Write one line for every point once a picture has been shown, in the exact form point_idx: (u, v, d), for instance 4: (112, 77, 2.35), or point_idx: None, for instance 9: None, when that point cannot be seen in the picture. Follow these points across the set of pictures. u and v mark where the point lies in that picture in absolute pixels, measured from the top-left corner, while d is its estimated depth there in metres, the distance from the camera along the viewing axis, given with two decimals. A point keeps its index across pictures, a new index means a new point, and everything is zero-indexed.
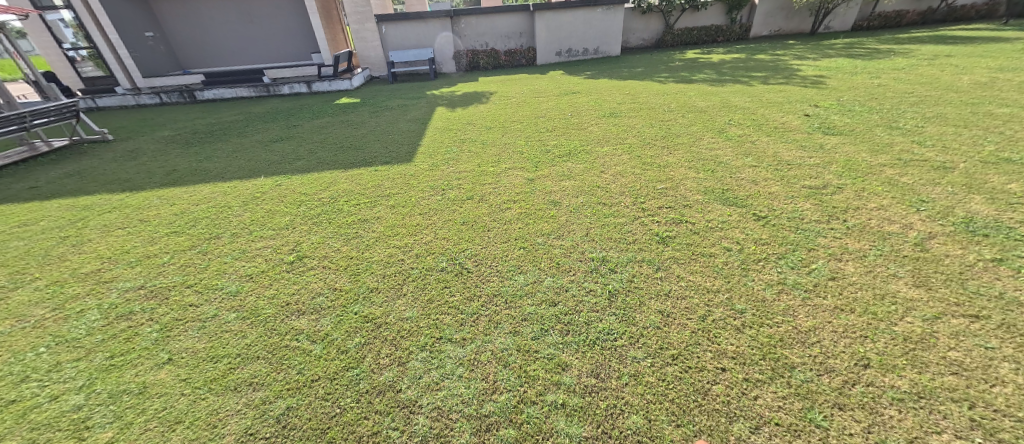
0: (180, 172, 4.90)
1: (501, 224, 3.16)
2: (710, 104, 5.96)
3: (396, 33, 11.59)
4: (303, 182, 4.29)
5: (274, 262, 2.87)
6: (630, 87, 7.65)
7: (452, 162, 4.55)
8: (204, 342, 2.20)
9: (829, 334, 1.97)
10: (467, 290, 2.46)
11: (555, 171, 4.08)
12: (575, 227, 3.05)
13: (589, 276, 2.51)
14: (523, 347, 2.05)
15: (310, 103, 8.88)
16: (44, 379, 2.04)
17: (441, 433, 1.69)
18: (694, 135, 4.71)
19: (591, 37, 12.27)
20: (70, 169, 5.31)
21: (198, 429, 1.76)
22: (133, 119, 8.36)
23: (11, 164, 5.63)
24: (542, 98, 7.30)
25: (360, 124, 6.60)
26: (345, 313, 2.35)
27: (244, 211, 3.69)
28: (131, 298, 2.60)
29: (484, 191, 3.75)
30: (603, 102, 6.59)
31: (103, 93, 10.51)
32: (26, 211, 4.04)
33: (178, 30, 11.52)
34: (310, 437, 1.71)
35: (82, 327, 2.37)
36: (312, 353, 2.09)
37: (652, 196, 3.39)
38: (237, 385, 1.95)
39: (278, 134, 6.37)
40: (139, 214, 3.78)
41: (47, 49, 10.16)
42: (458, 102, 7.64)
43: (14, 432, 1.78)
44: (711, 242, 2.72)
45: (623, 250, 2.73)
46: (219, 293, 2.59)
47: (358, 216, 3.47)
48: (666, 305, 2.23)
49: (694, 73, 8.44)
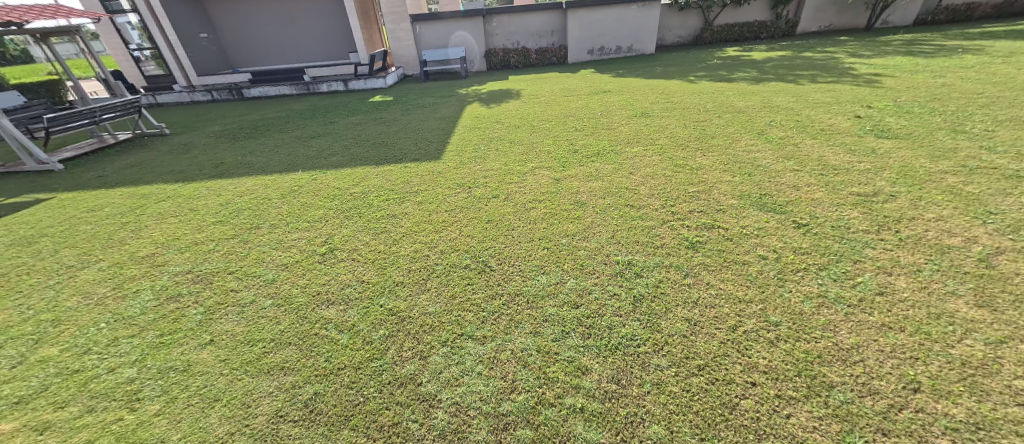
0: (226, 165, 5.19)
1: (525, 224, 3.14)
2: (751, 104, 5.67)
3: (429, 32, 11.81)
4: (337, 177, 4.45)
5: (307, 253, 3.00)
6: (664, 86, 7.43)
7: (479, 160, 4.58)
8: (242, 326, 2.33)
9: (874, 353, 1.83)
10: (489, 288, 2.48)
11: (582, 171, 4.02)
12: (601, 229, 2.99)
13: (613, 280, 2.45)
14: (543, 348, 2.03)
15: (346, 100, 9.21)
16: (103, 352, 2.22)
17: (459, 429, 1.71)
18: (730, 137, 4.51)
19: (625, 35, 12.01)
20: (131, 161, 5.77)
21: (234, 408, 1.86)
22: (188, 115, 8.97)
23: (82, 155, 6.18)
24: (572, 97, 7.21)
25: (392, 121, 6.78)
26: (371, 305, 2.41)
27: (282, 203, 3.87)
28: (180, 281, 2.79)
29: (510, 190, 3.75)
30: (635, 102, 6.44)
31: (162, 90, 11.31)
32: (93, 198, 4.42)
33: (230, 31, 12.23)
34: (334, 423, 1.77)
35: (137, 306, 2.57)
36: (339, 343, 2.17)
37: (683, 199, 3.28)
38: (270, 369, 2.04)
39: (316, 130, 6.65)
40: (189, 203, 4.05)
41: (116, 49, 11.04)
42: (486, 102, 7.66)
43: (77, 399, 1.95)
44: (745, 250, 2.59)
45: (650, 254, 2.65)
46: (258, 280, 2.73)
47: (386, 211, 3.56)
48: (693, 313, 2.15)
49: (734, 72, 8.07)
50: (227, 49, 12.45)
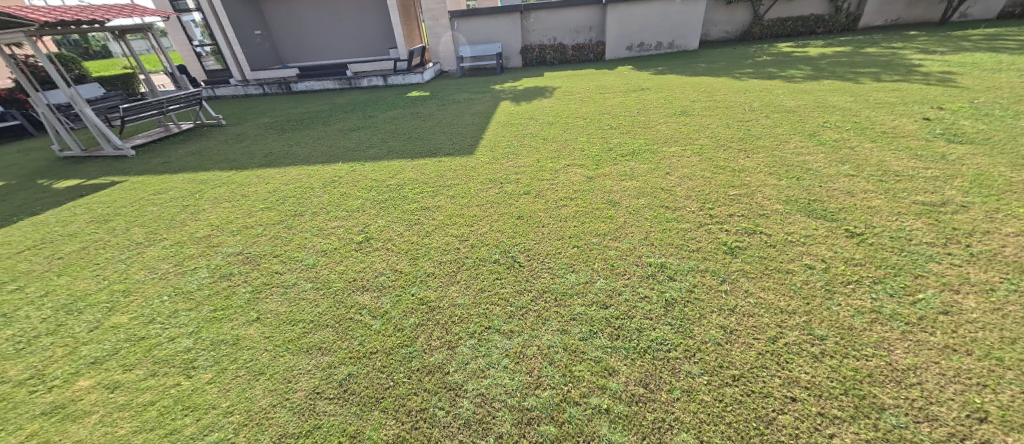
0: (275, 155, 5.51)
1: (556, 221, 3.13)
2: (802, 104, 5.33)
3: (468, 28, 11.93)
4: (374, 169, 4.61)
5: (345, 241, 3.14)
6: (706, 83, 7.12)
7: (511, 157, 4.59)
8: (285, 306, 2.48)
9: (934, 376, 1.69)
10: (517, 283, 2.49)
11: (616, 170, 3.94)
12: (633, 229, 2.92)
13: (645, 282, 2.40)
14: (570, 347, 2.03)
15: (385, 95, 9.49)
16: (164, 322, 2.43)
17: (484, 420, 1.74)
18: (778, 138, 4.26)
19: (667, 30, 11.60)
20: (192, 149, 6.24)
21: (276, 382, 1.98)
22: (242, 107, 9.58)
23: (151, 142, 6.76)
24: (608, 95, 7.07)
25: (428, 116, 6.92)
26: (403, 294, 2.50)
27: (324, 193, 4.06)
28: (232, 261, 3.00)
29: (542, 187, 3.75)
30: (674, 100, 6.22)
31: (220, 84, 12.13)
32: (159, 182, 4.83)
33: (282, 28, 12.92)
34: (366, 404, 1.84)
35: (195, 282, 2.80)
36: (372, 328, 2.26)
37: (723, 202, 3.14)
38: (309, 348, 2.16)
39: (356, 123, 6.91)
40: (241, 190, 4.34)
41: (181, 45, 11.93)
42: (520, 98, 7.63)
43: (142, 364, 2.15)
44: (790, 258, 2.45)
45: (685, 257, 2.57)
46: (300, 264, 2.89)
47: (420, 204, 3.65)
48: (729, 321, 2.06)
49: (785, 69, 7.61)
50: (278, 45, 13.16)
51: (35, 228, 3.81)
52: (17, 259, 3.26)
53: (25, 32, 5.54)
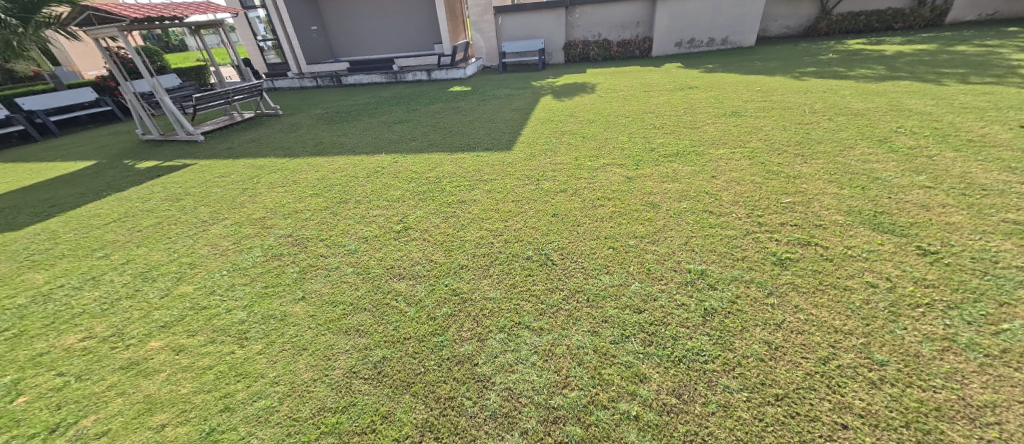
0: (324, 144, 5.82)
1: (592, 221, 3.08)
2: (872, 106, 4.88)
3: (512, 24, 11.93)
4: (415, 161, 4.75)
5: (385, 229, 3.27)
6: (762, 82, 6.70)
7: (549, 154, 4.56)
8: (328, 288, 2.62)
9: (1017, 417, 1.50)
10: (549, 281, 2.48)
11: (657, 171, 3.81)
12: (673, 234, 2.81)
13: (682, 289, 2.31)
14: (600, 349, 1.99)
15: (429, 89, 9.72)
16: (223, 294, 2.65)
17: (509, 414, 1.75)
18: (842, 143, 3.93)
19: (721, 25, 11.00)
20: (252, 136, 6.72)
21: (317, 358, 2.10)
22: (297, 99, 10.18)
23: (217, 129, 7.35)
24: (653, 93, 6.84)
25: (469, 111, 7.01)
26: (437, 284, 2.56)
27: (368, 182, 4.24)
28: (283, 242, 3.21)
29: (578, 186, 3.69)
30: (725, 99, 5.90)
31: (278, 76, 12.92)
32: (222, 166, 5.24)
33: (336, 24, 13.56)
34: (397, 388, 1.91)
35: (250, 259, 3.03)
36: (406, 314, 2.33)
37: (774, 210, 2.94)
38: (348, 329, 2.27)
39: (400, 116, 7.13)
40: (293, 176, 4.62)
41: (246, 40, 12.82)
42: (561, 95, 7.54)
43: (203, 330, 2.35)
44: (848, 274, 2.26)
45: (727, 266, 2.44)
46: (343, 249, 3.05)
47: (457, 197, 3.72)
48: (774, 336, 1.94)
49: (854, 68, 7.00)
50: (332, 40, 13.82)
51: (119, 203, 4.26)
52: (104, 230, 3.67)
53: (118, 27, 6.14)
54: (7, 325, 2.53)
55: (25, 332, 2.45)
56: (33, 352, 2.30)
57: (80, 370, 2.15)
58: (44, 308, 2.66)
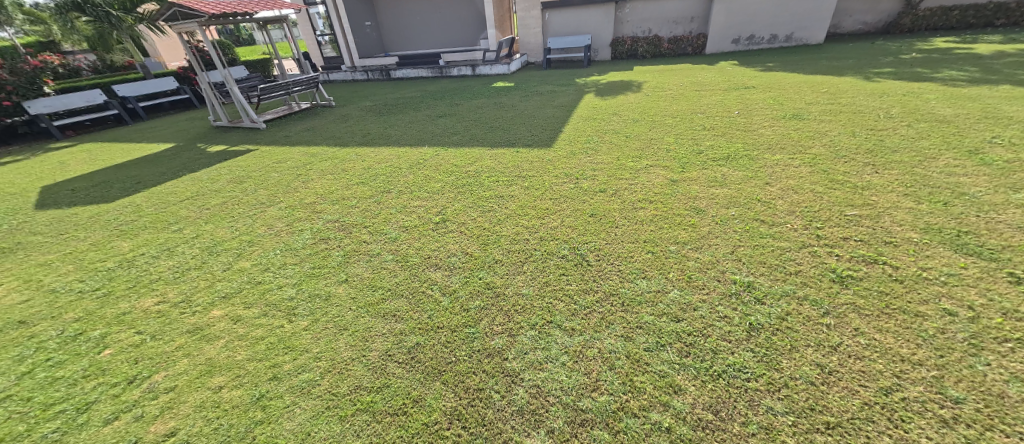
0: (371, 135, 6.08)
1: (630, 223, 2.99)
2: (962, 112, 4.35)
3: (559, 19, 11.80)
4: (456, 155, 4.83)
5: (424, 220, 3.36)
6: (829, 83, 6.17)
7: (590, 152, 4.48)
8: (369, 273, 2.74)
9: None
10: (583, 282, 2.44)
11: (704, 174, 3.63)
12: (718, 242, 2.67)
13: (726, 301, 2.18)
14: (633, 355, 1.94)
15: (473, 84, 9.84)
16: (276, 271, 2.85)
17: (537, 412, 1.75)
18: (922, 153, 3.54)
19: (786, 21, 10.24)
20: (307, 126, 7.14)
21: (357, 338, 2.21)
22: (349, 91, 10.67)
23: (278, 118, 7.87)
24: (704, 92, 6.51)
25: (511, 107, 7.03)
26: (472, 276, 2.60)
27: (410, 173, 4.38)
28: (330, 226, 3.40)
29: (619, 186, 3.59)
30: (786, 101, 5.50)
31: (333, 69, 13.59)
32: (280, 153, 5.61)
33: (388, 20, 14.07)
34: (429, 375, 1.96)
35: (300, 240, 3.23)
36: (441, 304, 2.39)
37: (835, 223, 2.71)
38: (385, 314, 2.36)
39: (444, 110, 7.29)
40: (342, 165, 4.86)
41: (306, 34, 13.59)
42: (605, 93, 7.38)
43: (257, 303, 2.54)
44: (921, 298, 2.04)
45: (778, 280, 2.28)
46: (384, 237, 3.17)
47: (495, 192, 3.74)
48: (828, 360, 1.80)
49: (940, 69, 6.28)
50: (383, 35, 14.35)
51: (192, 183, 4.69)
52: (179, 206, 4.05)
53: (198, 22, 6.75)
54: (99, 285, 2.88)
55: (113, 293, 2.77)
56: (118, 311, 2.59)
57: (154, 330, 2.40)
58: (128, 273, 2.99)
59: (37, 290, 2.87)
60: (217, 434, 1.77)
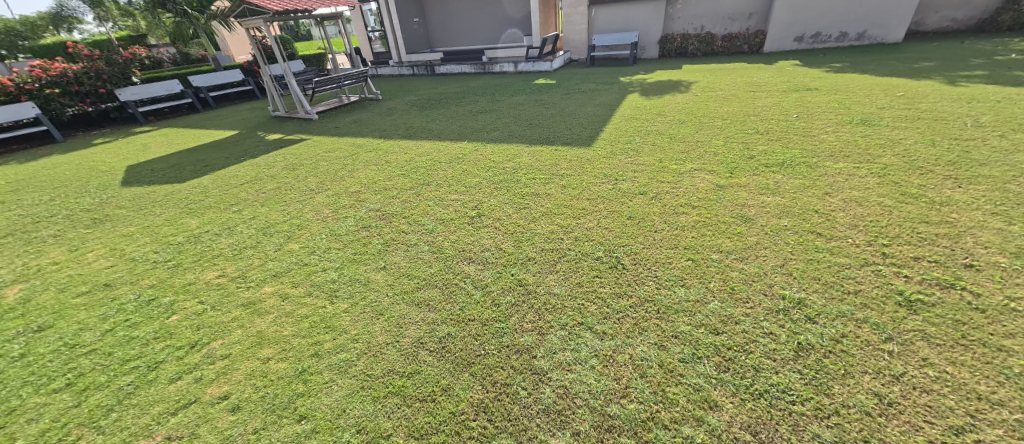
0: (414, 129, 6.25)
1: (670, 228, 2.88)
2: None
3: (606, 16, 11.53)
4: (495, 151, 4.87)
5: (460, 213, 3.41)
6: (906, 87, 5.61)
7: (631, 153, 4.35)
8: (406, 262, 2.83)
9: None
10: (618, 286, 2.38)
11: (754, 181, 3.43)
12: (767, 253, 2.51)
13: (772, 317, 2.05)
14: (666, 365, 1.87)
15: (515, 81, 9.86)
16: (321, 255, 3.02)
17: (563, 412, 1.73)
18: (1017, 168, 3.13)
19: (859, 18, 9.40)
20: (356, 118, 7.47)
21: (392, 324, 2.29)
22: (395, 86, 11.03)
23: (329, 110, 8.29)
24: (759, 94, 6.12)
25: (551, 104, 6.97)
26: (504, 272, 2.62)
27: (449, 167, 4.46)
28: (372, 215, 3.54)
29: (660, 190, 3.47)
30: (853, 105, 5.06)
31: (381, 63, 14.09)
32: (329, 143, 5.92)
33: (436, 17, 14.40)
34: (458, 365, 2.00)
35: (344, 227, 3.39)
36: (473, 297, 2.43)
37: (905, 241, 2.47)
38: (419, 302, 2.44)
39: (485, 106, 7.37)
40: (385, 156, 5.05)
41: (359, 31, 14.19)
42: (650, 92, 7.14)
43: (303, 284, 2.70)
44: (1007, 332, 1.81)
45: (834, 299, 2.11)
46: (422, 228, 3.25)
47: (532, 189, 3.73)
48: (888, 390, 1.64)
49: None
50: (430, 31, 14.69)
51: (251, 168, 5.05)
52: (239, 189, 4.38)
53: (264, 19, 7.25)
54: (170, 257, 3.18)
55: (181, 264, 3.06)
56: (184, 281, 2.85)
57: (214, 301, 2.61)
58: (194, 247, 3.28)
59: (120, 257, 3.21)
60: (264, 402, 1.90)
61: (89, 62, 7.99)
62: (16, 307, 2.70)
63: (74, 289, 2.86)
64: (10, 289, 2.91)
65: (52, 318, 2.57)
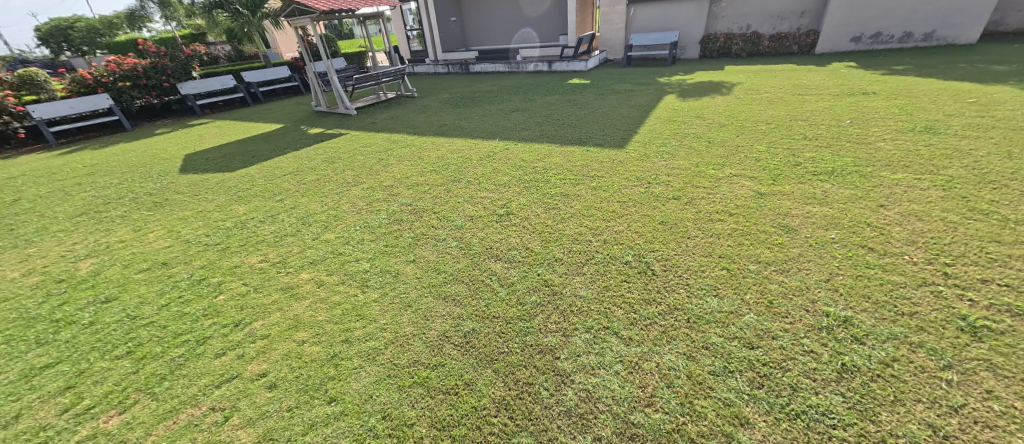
0: (447, 126, 6.36)
1: (705, 235, 2.78)
2: None
3: (645, 15, 11.24)
4: (526, 150, 4.87)
5: (489, 211, 3.44)
6: (980, 93, 5.11)
7: (665, 156, 4.23)
8: (434, 256, 2.89)
9: None
10: (647, 292, 2.32)
11: (799, 189, 3.24)
12: (810, 267, 2.37)
13: (813, 334, 1.93)
14: (695, 377, 1.81)
15: (548, 80, 9.81)
16: (354, 245, 3.13)
17: (585, 417, 1.71)
18: None
19: (927, 16, 8.65)
20: (392, 114, 7.70)
21: (419, 316, 2.34)
22: (431, 83, 11.25)
23: (367, 106, 8.58)
24: (808, 97, 5.78)
25: (584, 104, 6.89)
26: (530, 271, 2.62)
27: (480, 165, 4.50)
28: (404, 209, 3.63)
29: (695, 195, 3.35)
30: (916, 111, 4.67)
31: (418, 61, 14.41)
32: (366, 138, 6.13)
33: (473, 16, 14.57)
34: (481, 361, 2.02)
35: (377, 220, 3.50)
36: (498, 294, 2.45)
37: (971, 261, 2.26)
38: (446, 297, 2.48)
39: (517, 105, 7.38)
40: (419, 152, 5.16)
41: (398, 29, 14.58)
42: (689, 93, 6.89)
43: (337, 273, 2.82)
44: None
45: (884, 320, 1.96)
46: (451, 224, 3.30)
47: (561, 189, 3.70)
48: (945, 422, 1.51)
49: None
50: (467, 30, 14.89)
51: (294, 160, 5.32)
52: (282, 179, 4.63)
53: (311, 18, 7.58)
54: (219, 240, 3.40)
55: (229, 247, 3.27)
56: (231, 263, 3.05)
57: (257, 284, 2.78)
58: (241, 232, 3.50)
59: (176, 238, 3.48)
60: (298, 381, 2.00)
61: (156, 58, 8.69)
62: (88, 279, 2.98)
63: (136, 265, 3.12)
64: (83, 263, 3.21)
65: (117, 291, 2.82)
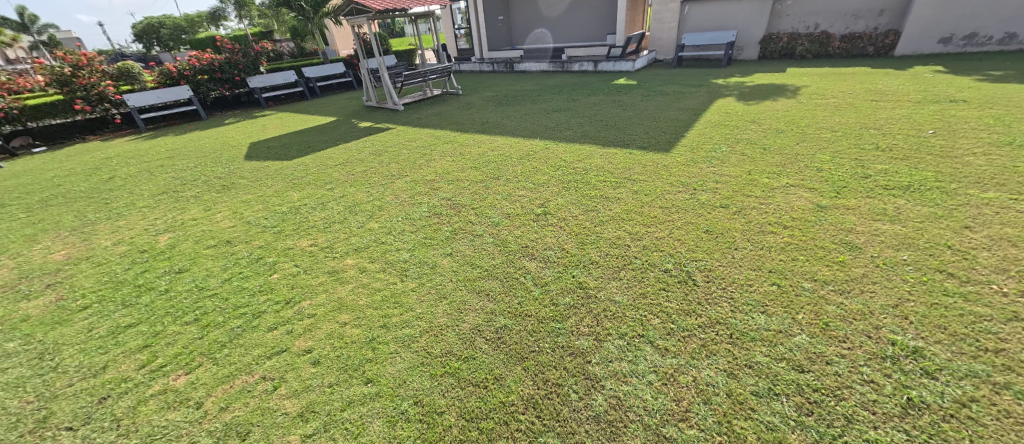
0: (489, 124, 6.44)
1: (754, 247, 2.62)
2: None
3: (701, 13, 10.74)
4: (567, 150, 4.82)
5: (527, 210, 3.45)
6: None
7: (714, 162, 4.03)
8: (471, 251, 2.95)
9: None
10: (686, 303, 2.22)
11: (867, 204, 2.97)
12: (874, 289, 2.17)
13: (874, 363, 1.77)
14: (735, 396, 1.71)
15: (594, 80, 9.64)
16: (395, 236, 3.25)
17: (614, 424, 1.67)
18: None
19: None
20: (437, 110, 7.90)
21: (453, 309, 2.39)
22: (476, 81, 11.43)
23: (414, 102, 8.87)
24: (883, 104, 5.27)
25: (630, 106, 6.70)
26: (565, 272, 2.59)
27: (520, 164, 4.52)
28: (444, 204, 3.73)
29: (746, 204, 3.17)
30: (1016, 123, 4.12)
31: (465, 59, 14.68)
32: (411, 133, 6.34)
33: (521, 15, 14.62)
34: (511, 358, 2.03)
35: (418, 212, 3.62)
36: (532, 293, 2.45)
37: None
38: (480, 291, 2.52)
39: (561, 104, 7.31)
40: (460, 149, 5.27)
41: (447, 28, 14.92)
42: (745, 97, 6.50)
43: (378, 260, 2.94)
44: None
45: (962, 355, 1.75)
46: (488, 220, 3.34)
47: (601, 192, 3.63)
48: None
49: None
50: (513, 28, 14.97)
51: (345, 151, 5.62)
52: (334, 169, 4.90)
53: (367, 17, 7.94)
54: (276, 223, 3.66)
55: (283, 230, 3.51)
56: (285, 245, 3.27)
57: (306, 266, 2.97)
58: (295, 217, 3.74)
59: (240, 219, 3.79)
60: (339, 360, 2.12)
61: (230, 53, 9.48)
62: (165, 251, 3.33)
63: (205, 242, 3.43)
64: (162, 236, 3.58)
65: (188, 263, 3.13)
